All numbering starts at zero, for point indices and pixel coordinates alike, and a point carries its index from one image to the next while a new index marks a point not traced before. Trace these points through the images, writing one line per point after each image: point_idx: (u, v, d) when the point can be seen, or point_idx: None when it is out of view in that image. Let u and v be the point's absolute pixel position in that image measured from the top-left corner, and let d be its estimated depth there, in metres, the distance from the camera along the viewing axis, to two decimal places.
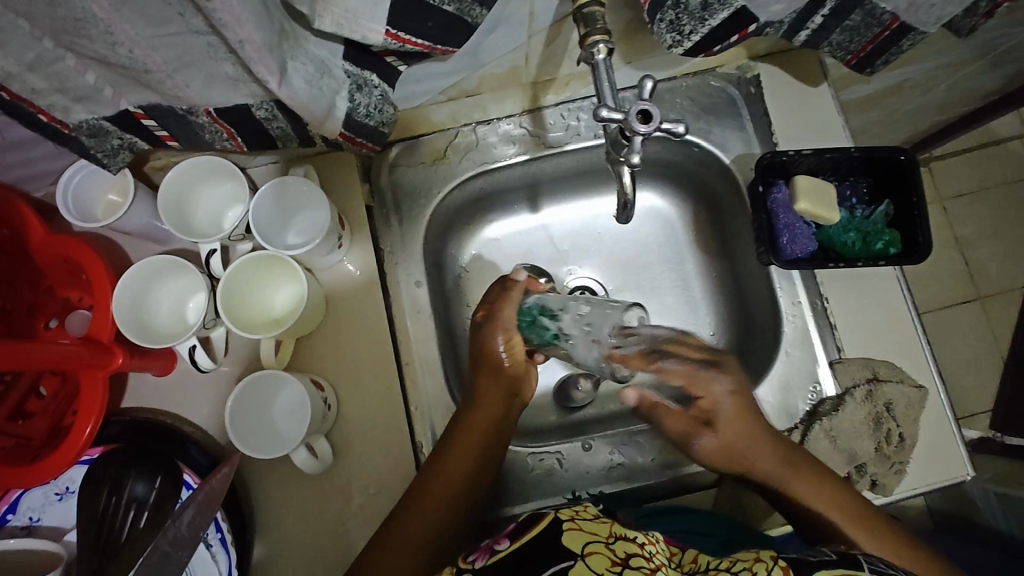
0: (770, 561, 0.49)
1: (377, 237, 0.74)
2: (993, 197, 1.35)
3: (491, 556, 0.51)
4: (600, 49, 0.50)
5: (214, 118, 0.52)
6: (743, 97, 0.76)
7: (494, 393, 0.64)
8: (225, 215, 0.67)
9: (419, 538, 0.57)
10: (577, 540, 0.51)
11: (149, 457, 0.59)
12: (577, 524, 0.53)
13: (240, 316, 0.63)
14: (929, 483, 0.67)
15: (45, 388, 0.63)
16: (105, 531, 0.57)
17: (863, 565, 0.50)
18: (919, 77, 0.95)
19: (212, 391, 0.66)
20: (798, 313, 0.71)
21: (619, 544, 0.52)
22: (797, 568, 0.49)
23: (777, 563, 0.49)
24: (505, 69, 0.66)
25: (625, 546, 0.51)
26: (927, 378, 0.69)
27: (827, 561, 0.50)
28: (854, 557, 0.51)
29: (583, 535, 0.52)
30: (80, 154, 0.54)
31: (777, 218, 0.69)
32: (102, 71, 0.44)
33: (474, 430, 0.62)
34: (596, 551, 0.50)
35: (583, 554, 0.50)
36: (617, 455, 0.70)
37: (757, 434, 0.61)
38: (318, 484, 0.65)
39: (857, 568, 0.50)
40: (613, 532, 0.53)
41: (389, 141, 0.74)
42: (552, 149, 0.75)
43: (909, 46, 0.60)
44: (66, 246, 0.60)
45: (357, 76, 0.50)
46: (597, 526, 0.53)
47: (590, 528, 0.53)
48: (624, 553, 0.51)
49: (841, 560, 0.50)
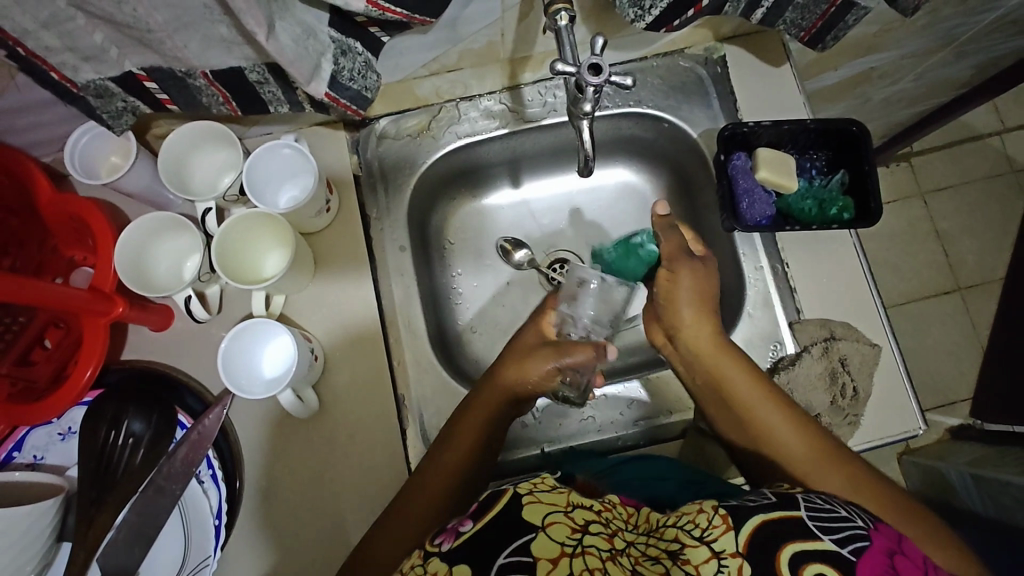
0: (713, 511, 0.50)
1: (363, 205, 0.78)
2: (971, 190, 1.39)
3: (456, 539, 0.47)
4: (563, 16, 0.54)
5: (210, 81, 0.57)
6: (710, 76, 0.80)
7: (495, 394, 0.65)
8: (220, 179, 0.72)
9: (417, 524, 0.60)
10: (537, 513, 0.48)
11: (146, 398, 0.64)
12: (535, 496, 0.50)
13: (234, 270, 0.68)
14: (883, 436, 0.71)
15: (50, 339, 0.66)
16: (104, 464, 0.62)
17: (800, 505, 0.50)
18: (889, 67, 0.99)
19: (206, 344, 0.70)
20: (761, 277, 0.75)
21: (578, 513, 0.50)
22: (738, 515, 0.49)
23: (719, 512, 0.49)
24: (483, 44, 0.71)
25: (584, 514, 0.50)
26: (881, 337, 0.73)
27: (764, 504, 0.50)
28: (792, 498, 0.51)
29: (543, 506, 0.49)
30: (86, 115, 0.59)
31: (737, 184, 0.74)
32: (108, 32, 0.49)
33: (479, 421, 0.64)
34: (557, 521, 0.47)
35: (543, 525, 0.47)
36: (589, 410, 0.75)
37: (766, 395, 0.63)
38: (305, 431, 0.69)
39: (793, 508, 0.50)
40: (571, 501, 0.51)
41: (375, 115, 0.78)
42: (530, 124, 0.80)
43: (855, 22, 0.66)
44: (73, 204, 0.65)
45: (341, 42, 0.55)
46: (556, 496, 0.50)
47: (549, 499, 0.50)
48: (584, 521, 0.49)
49: (779, 503, 0.50)
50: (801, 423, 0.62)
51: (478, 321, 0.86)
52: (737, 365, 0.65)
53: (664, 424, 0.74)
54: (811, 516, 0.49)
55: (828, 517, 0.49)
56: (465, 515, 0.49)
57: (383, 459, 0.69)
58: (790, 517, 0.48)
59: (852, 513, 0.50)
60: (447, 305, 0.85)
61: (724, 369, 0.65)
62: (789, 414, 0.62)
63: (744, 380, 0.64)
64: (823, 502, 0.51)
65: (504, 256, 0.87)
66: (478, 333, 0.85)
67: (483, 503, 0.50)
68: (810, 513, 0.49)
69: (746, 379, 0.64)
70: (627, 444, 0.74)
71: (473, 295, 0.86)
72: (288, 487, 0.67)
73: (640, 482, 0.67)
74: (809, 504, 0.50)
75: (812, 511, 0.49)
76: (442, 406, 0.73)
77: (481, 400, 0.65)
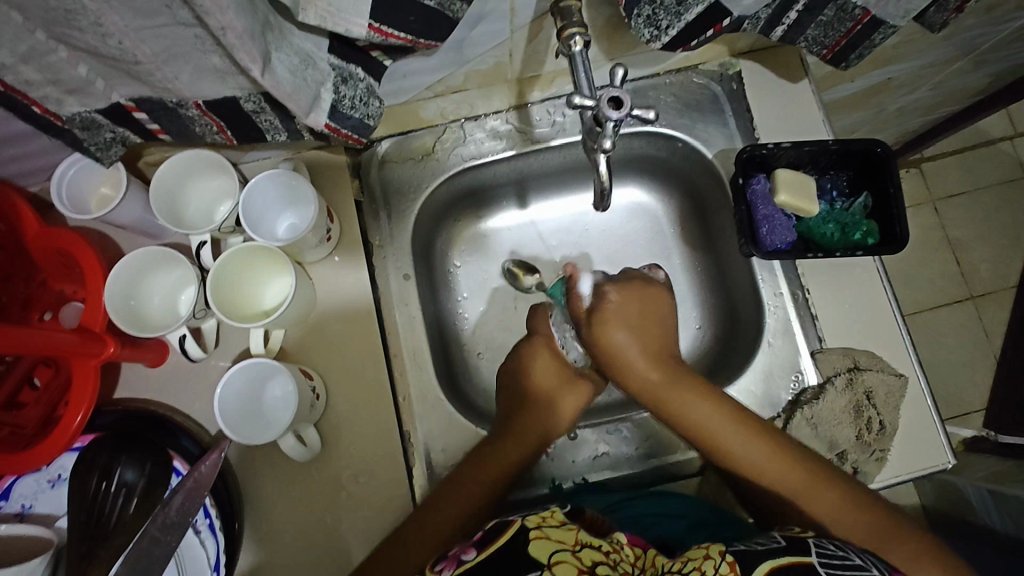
0: (719, 557, 0.48)
1: (366, 231, 0.75)
2: (984, 198, 1.36)
3: (458, 567, 0.49)
4: (577, 41, 0.52)
5: (203, 112, 0.54)
6: (725, 93, 0.77)
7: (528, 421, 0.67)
8: (216, 210, 0.69)
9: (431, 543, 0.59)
10: (543, 549, 0.48)
11: (139, 444, 0.61)
12: (543, 532, 0.51)
13: (230, 306, 0.65)
14: (912, 471, 0.67)
15: (39, 378, 0.64)
16: (95, 517, 0.59)
17: (811, 551, 0.50)
18: (906, 77, 0.96)
19: (203, 382, 0.67)
20: (780, 303, 0.72)
21: (585, 552, 0.49)
22: (745, 562, 0.48)
23: (725, 558, 0.48)
24: (490, 65, 0.68)
25: (592, 554, 0.49)
26: (908, 367, 0.70)
27: (773, 549, 0.50)
28: (803, 543, 0.51)
29: (549, 543, 0.49)
30: (73, 147, 0.55)
31: (756, 211, 0.70)
32: (94, 64, 0.46)
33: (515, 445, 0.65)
34: (564, 560, 0.47)
35: (549, 563, 0.47)
36: (602, 445, 0.72)
37: (742, 423, 0.61)
38: (307, 472, 0.66)
39: (803, 553, 0.50)
40: (579, 540, 0.51)
41: (377, 137, 0.75)
42: (538, 144, 0.76)
43: (881, 39, 0.62)
44: (60, 239, 0.62)
45: (342, 69, 0.52)
46: (564, 533, 0.51)
47: (557, 536, 0.50)
48: (591, 561, 0.48)
49: (789, 547, 0.51)
50: (780, 455, 0.59)
51: (483, 346, 0.83)
52: (688, 389, 0.63)
53: (681, 460, 0.71)
54: (822, 562, 0.49)
55: (840, 564, 0.49)
56: (468, 545, 0.51)
57: (390, 499, 0.66)
58: (801, 562, 0.48)
59: (866, 562, 0.50)
60: (451, 330, 0.82)
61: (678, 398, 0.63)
62: (757, 441, 0.60)
63: (704, 410, 0.61)
64: (835, 548, 0.51)
65: (512, 279, 0.84)
66: (484, 359, 0.82)
67: (488, 535, 0.52)
68: (821, 560, 0.49)
69: (702, 407, 0.62)
70: (644, 480, 0.71)
71: (479, 320, 0.83)
72: (292, 528, 0.65)
73: (649, 518, 0.64)
74: (820, 550, 0.50)
75: (823, 558, 0.49)
76: (449, 443, 0.70)
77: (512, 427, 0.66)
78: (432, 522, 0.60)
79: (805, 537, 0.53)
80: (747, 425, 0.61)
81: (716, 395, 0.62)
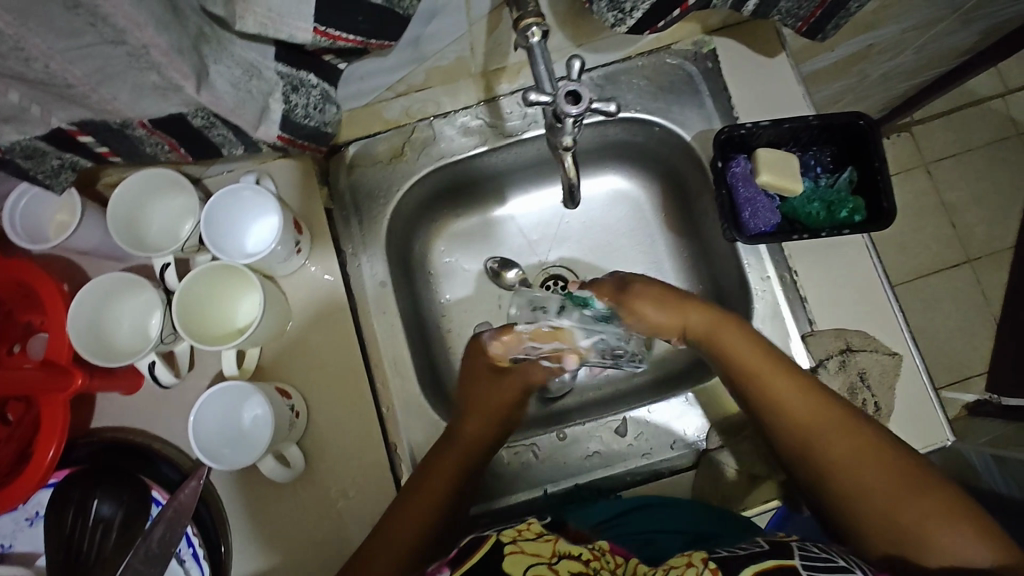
0: (701, 565, 0.48)
1: (338, 240, 0.72)
2: (976, 159, 1.33)
3: None
4: (534, 31, 0.50)
5: (151, 131, 0.51)
6: (701, 73, 0.74)
7: (482, 422, 0.66)
8: (180, 226, 0.66)
9: (403, 543, 0.58)
10: (520, 564, 0.48)
11: (115, 476, 0.60)
12: (519, 546, 0.50)
13: (198, 330, 0.63)
14: (911, 451, 0.66)
15: (11, 414, 0.62)
16: (74, 552, 0.58)
17: (794, 553, 0.50)
18: (889, 42, 0.92)
19: (180, 406, 0.65)
20: (769, 287, 0.70)
21: (562, 564, 0.49)
22: (730, 566, 0.48)
23: (709, 565, 0.48)
24: (452, 60, 0.66)
25: (570, 565, 0.49)
26: (902, 345, 0.68)
27: (757, 552, 0.50)
28: (787, 547, 0.51)
29: (526, 557, 0.48)
30: (19, 177, 0.53)
31: (738, 193, 0.68)
32: (25, 89, 0.43)
33: (472, 443, 0.64)
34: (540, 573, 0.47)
35: None
36: (594, 445, 0.71)
37: (821, 398, 0.57)
38: (295, 490, 0.65)
39: (789, 556, 0.50)
40: (557, 551, 0.50)
41: (343, 141, 0.73)
42: (510, 138, 0.74)
43: (857, 8, 0.60)
44: (18, 271, 0.60)
45: (291, 77, 0.50)
46: (540, 546, 0.50)
47: (533, 550, 0.49)
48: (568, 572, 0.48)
49: (771, 550, 0.50)
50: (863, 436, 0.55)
51: None
52: (778, 372, 0.59)
53: (677, 453, 0.70)
54: (805, 565, 0.48)
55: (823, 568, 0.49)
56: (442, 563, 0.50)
57: (382, 511, 0.65)
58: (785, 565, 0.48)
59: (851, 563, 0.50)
60: (436, 333, 0.80)
61: (763, 376, 0.59)
62: (843, 420, 0.56)
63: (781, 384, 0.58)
64: (817, 550, 0.51)
65: (494, 278, 0.82)
66: None
67: (459, 554, 0.50)
68: (805, 562, 0.49)
69: (785, 382, 0.58)
70: (638, 479, 0.70)
71: (464, 322, 0.81)
72: (285, 546, 0.64)
73: (646, 535, 0.63)
74: (803, 553, 0.50)
75: (806, 559, 0.49)
76: None
77: (467, 432, 0.64)
78: (406, 522, 0.59)
79: (790, 542, 0.52)
80: (790, 374, 0.59)
81: (799, 375, 0.59)
